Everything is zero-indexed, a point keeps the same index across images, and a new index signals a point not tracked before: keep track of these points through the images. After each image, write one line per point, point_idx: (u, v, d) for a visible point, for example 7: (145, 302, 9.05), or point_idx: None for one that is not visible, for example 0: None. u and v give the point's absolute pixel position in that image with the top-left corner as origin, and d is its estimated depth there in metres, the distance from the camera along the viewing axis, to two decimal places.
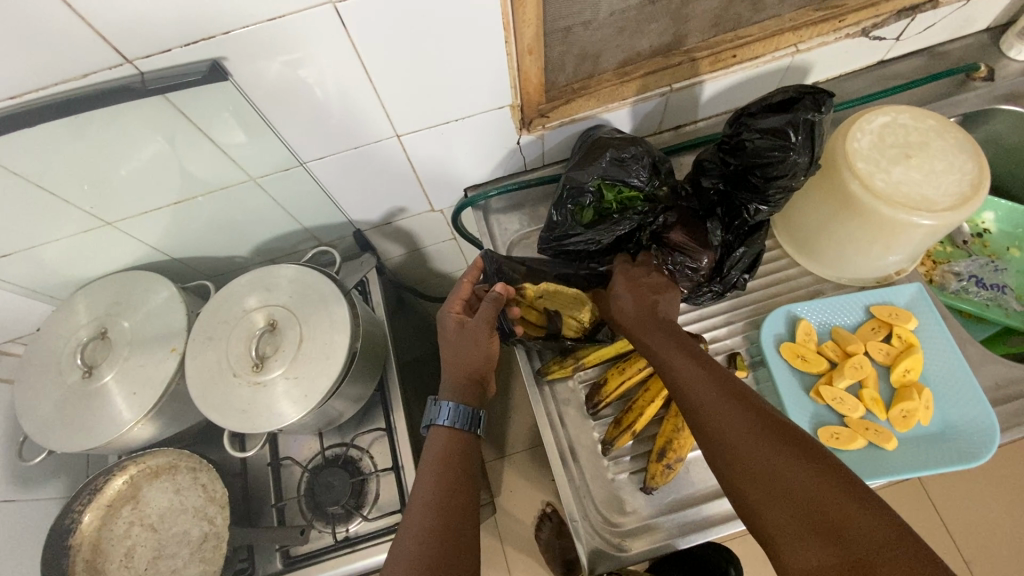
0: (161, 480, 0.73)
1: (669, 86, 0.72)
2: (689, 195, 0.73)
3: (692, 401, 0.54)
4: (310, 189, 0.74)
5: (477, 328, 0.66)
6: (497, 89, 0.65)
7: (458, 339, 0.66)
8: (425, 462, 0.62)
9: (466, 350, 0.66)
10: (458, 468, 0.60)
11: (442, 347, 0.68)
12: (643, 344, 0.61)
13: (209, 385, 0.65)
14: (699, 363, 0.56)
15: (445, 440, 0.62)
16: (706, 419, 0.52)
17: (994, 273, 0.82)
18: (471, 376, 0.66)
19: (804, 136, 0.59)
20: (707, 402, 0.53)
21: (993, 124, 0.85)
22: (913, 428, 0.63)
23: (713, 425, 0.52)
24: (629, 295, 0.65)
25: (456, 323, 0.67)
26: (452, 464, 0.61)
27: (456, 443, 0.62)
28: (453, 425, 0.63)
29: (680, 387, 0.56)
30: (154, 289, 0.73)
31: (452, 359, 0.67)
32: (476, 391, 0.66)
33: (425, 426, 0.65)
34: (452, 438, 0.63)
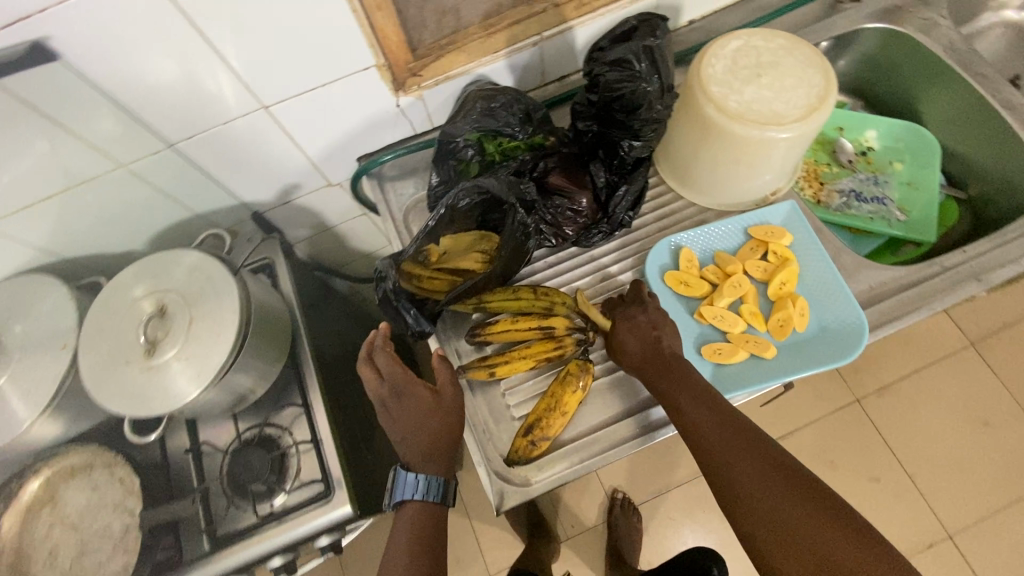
0: (77, 480, 0.73)
1: (539, 34, 0.74)
2: (570, 141, 0.74)
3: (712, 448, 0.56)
4: (193, 171, 0.73)
5: (451, 394, 0.65)
6: (355, 51, 0.65)
7: (433, 415, 0.64)
8: (400, 533, 0.61)
9: (446, 420, 0.64)
10: (430, 544, 0.60)
11: (410, 420, 0.64)
12: (661, 387, 0.60)
13: (102, 375, 0.65)
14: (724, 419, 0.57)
15: (418, 516, 0.61)
16: (739, 479, 0.53)
17: (874, 186, 0.85)
18: (449, 444, 0.64)
19: (647, 64, 0.61)
20: (734, 459, 0.54)
21: (866, 45, 0.88)
22: (791, 335, 0.66)
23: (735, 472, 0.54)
24: (636, 341, 0.63)
25: (431, 392, 0.65)
26: (425, 536, 0.61)
27: (427, 513, 0.62)
28: (427, 500, 0.62)
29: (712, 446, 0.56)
30: (46, 291, 0.72)
31: (421, 432, 0.63)
32: (452, 459, 0.65)
33: (393, 500, 0.62)
34: (423, 510, 0.62)
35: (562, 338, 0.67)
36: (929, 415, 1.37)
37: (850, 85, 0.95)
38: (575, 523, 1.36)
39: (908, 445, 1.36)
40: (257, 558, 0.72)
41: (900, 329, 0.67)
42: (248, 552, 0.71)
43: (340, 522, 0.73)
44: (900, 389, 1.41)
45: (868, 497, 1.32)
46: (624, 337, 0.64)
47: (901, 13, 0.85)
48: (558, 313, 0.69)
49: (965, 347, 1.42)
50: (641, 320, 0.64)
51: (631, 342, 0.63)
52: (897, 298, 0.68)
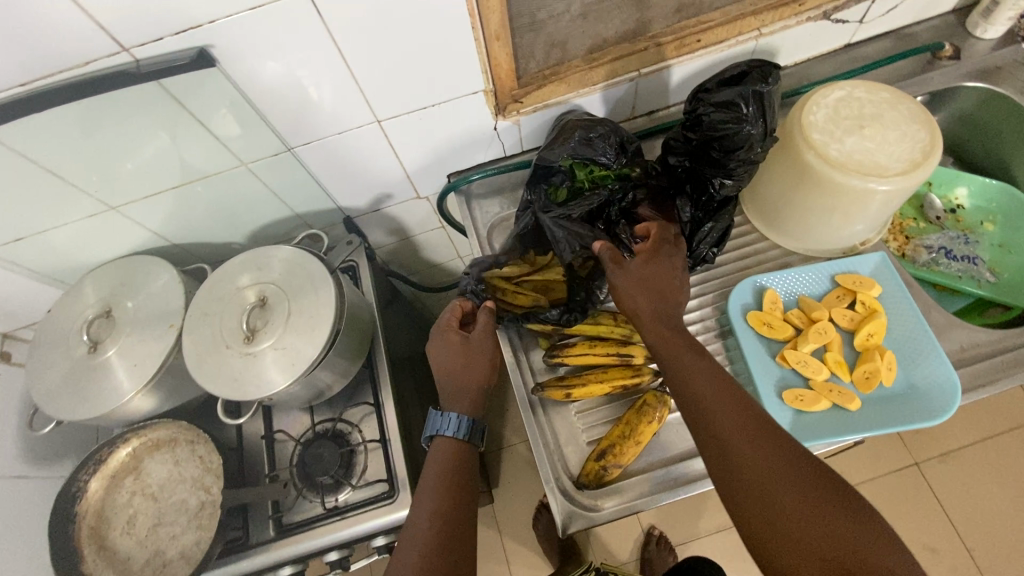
0: (161, 453, 0.77)
1: (637, 71, 0.76)
2: (659, 174, 0.76)
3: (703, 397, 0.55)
4: (300, 174, 0.78)
5: (483, 338, 0.71)
6: (469, 75, 0.69)
7: (461, 354, 0.69)
8: (429, 469, 0.63)
9: (473, 361, 0.69)
10: (457, 479, 0.62)
11: (441, 359, 0.69)
12: (655, 342, 0.61)
13: (203, 357, 0.69)
14: (722, 384, 0.56)
15: (444, 453, 0.64)
16: (737, 445, 0.52)
17: (965, 245, 0.83)
18: (477, 383, 0.68)
19: (755, 107, 0.63)
20: (719, 409, 0.54)
21: (963, 102, 0.87)
22: (877, 389, 0.65)
23: (720, 424, 0.53)
24: (641, 291, 0.64)
25: (462, 337, 0.70)
26: (451, 472, 0.63)
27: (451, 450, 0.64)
28: (456, 437, 0.65)
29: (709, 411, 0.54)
30: (156, 272, 0.78)
31: (453, 371, 0.69)
32: (479, 402, 0.69)
33: (425, 438, 0.66)
34: (452, 451, 0.64)
35: (638, 367, 0.70)
36: (996, 489, 1.30)
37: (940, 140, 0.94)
38: (608, 555, 1.33)
39: (970, 518, 1.28)
40: (319, 549, 0.74)
41: (992, 394, 0.65)
42: (311, 542, 0.74)
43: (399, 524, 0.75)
44: (964, 456, 1.34)
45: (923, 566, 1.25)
46: (626, 281, 0.64)
47: (1002, 73, 0.84)
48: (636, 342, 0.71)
49: None
50: (650, 264, 0.66)
51: (633, 285, 0.64)
52: (990, 361, 0.66)
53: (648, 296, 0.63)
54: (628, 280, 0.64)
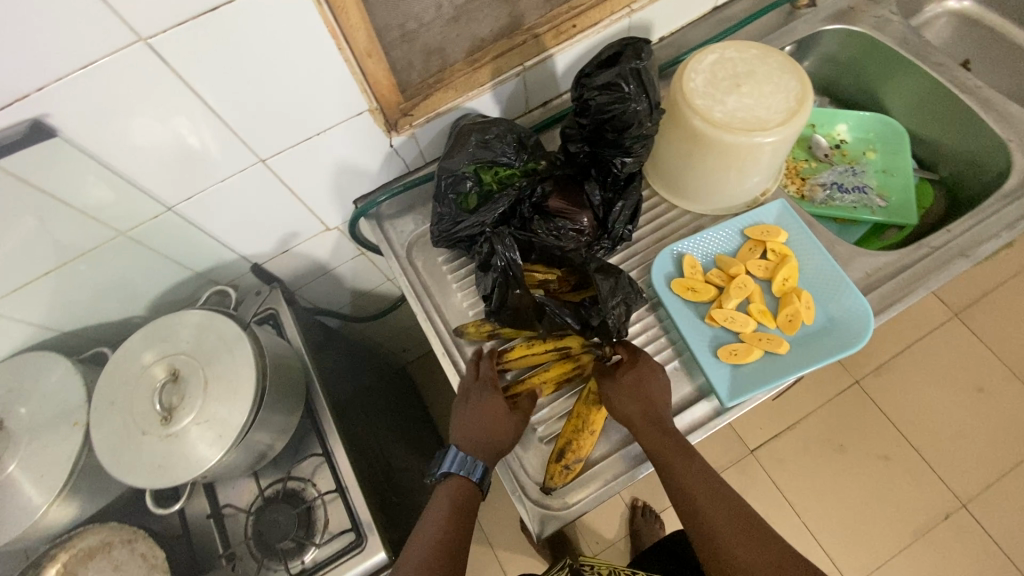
0: (95, 563, 0.67)
1: (521, 64, 0.76)
2: (564, 162, 0.76)
3: (685, 481, 0.60)
4: (191, 230, 0.73)
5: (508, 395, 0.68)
6: (348, 97, 0.66)
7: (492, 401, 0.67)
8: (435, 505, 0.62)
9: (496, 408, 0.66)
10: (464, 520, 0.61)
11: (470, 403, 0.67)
12: (647, 445, 0.62)
13: (119, 450, 0.63)
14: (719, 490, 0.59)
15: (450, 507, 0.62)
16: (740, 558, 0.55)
17: (852, 177, 0.89)
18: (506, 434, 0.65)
19: (635, 85, 0.64)
20: (700, 492, 0.59)
21: (826, 45, 0.93)
22: (801, 329, 0.68)
23: (692, 495, 0.59)
24: (632, 396, 0.63)
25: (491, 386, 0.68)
26: (460, 514, 0.61)
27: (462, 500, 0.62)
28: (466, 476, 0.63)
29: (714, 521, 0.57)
30: (47, 368, 0.71)
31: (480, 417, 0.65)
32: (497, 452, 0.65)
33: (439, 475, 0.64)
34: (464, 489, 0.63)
35: (579, 357, 0.70)
36: (929, 388, 1.41)
37: (817, 84, 1.00)
38: (598, 539, 1.35)
39: (914, 421, 1.38)
40: None
41: (902, 311, 0.70)
42: None
43: (376, 568, 0.72)
44: (897, 366, 1.44)
45: (881, 476, 1.35)
46: (616, 389, 0.64)
47: (855, 13, 0.90)
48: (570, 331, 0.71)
49: (952, 318, 1.46)
50: (635, 373, 0.64)
51: (626, 399, 0.63)
52: (893, 281, 0.70)
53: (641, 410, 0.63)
54: (619, 391, 0.63)
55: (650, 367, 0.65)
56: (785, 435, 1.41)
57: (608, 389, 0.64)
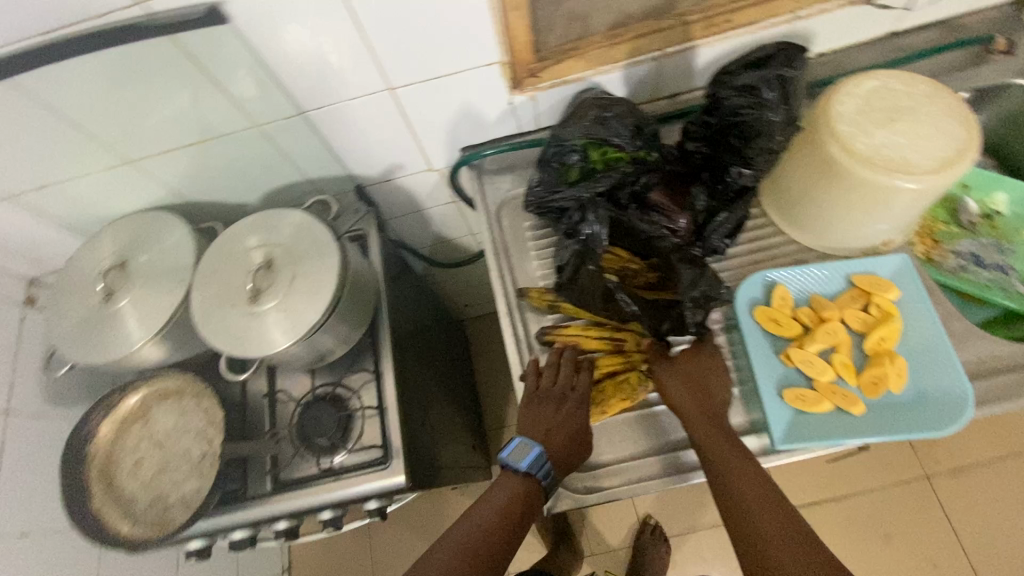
0: (168, 402, 0.80)
1: (661, 50, 0.73)
2: (676, 159, 0.73)
3: (736, 477, 0.58)
4: (313, 138, 0.78)
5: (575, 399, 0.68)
6: (484, 45, 0.67)
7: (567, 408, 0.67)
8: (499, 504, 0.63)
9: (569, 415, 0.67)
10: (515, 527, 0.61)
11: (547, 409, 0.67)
12: (698, 437, 0.61)
13: (210, 313, 0.71)
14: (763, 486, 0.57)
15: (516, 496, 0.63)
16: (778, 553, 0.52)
17: (997, 254, 0.79)
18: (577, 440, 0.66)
19: (776, 93, 0.61)
20: (750, 492, 0.57)
21: (1011, 101, 0.82)
22: (883, 395, 0.63)
23: (742, 495, 0.57)
24: (688, 384, 0.65)
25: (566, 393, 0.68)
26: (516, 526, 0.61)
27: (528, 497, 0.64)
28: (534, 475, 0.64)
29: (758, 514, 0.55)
30: (170, 229, 0.80)
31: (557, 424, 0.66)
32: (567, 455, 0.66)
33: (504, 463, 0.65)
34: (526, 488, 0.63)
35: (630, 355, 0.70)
36: (1011, 511, 1.25)
37: (985, 143, 0.88)
38: (600, 540, 1.35)
39: (981, 538, 1.24)
40: (309, 506, 0.77)
41: (1008, 410, 0.62)
42: (307, 498, 0.77)
43: (392, 489, 0.77)
44: (981, 476, 1.29)
45: None
46: (672, 374, 0.66)
47: None
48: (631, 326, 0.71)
49: None
50: (695, 361, 0.67)
51: (683, 384, 0.65)
52: (1008, 377, 0.63)
53: (695, 395, 0.64)
54: (676, 377, 0.65)
55: (711, 358, 0.67)
56: (826, 505, 1.31)
57: (663, 373, 0.66)
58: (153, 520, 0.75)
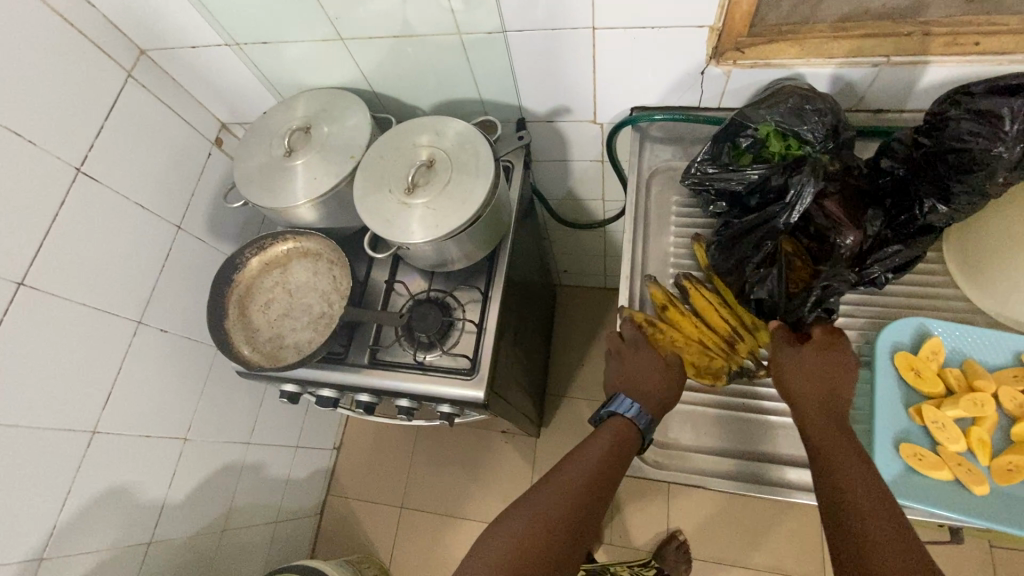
0: (307, 260, 0.90)
1: (887, 57, 0.67)
2: (860, 177, 0.68)
3: (845, 475, 0.53)
4: (500, 60, 0.81)
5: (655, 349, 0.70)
6: (702, 7, 0.65)
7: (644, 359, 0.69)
8: (600, 441, 0.64)
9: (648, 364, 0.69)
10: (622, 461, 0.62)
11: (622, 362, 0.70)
12: (811, 429, 0.58)
13: (369, 192, 0.78)
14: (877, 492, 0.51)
15: (607, 445, 0.63)
16: (875, 558, 0.46)
17: None
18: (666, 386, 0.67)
19: (1019, 128, 0.54)
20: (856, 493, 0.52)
21: None
22: (1016, 486, 0.57)
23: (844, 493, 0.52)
24: (813, 372, 0.61)
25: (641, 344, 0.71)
26: (617, 460, 0.62)
27: (621, 445, 0.64)
28: (631, 420, 0.65)
29: (862, 514, 0.50)
30: (352, 110, 0.87)
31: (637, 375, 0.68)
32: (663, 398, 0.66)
33: (604, 413, 0.67)
34: (626, 432, 0.65)
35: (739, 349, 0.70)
36: None
37: None
38: (623, 533, 1.36)
39: None
40: (394, 389, 0.84)
41: None
42: (394, 380, 0.84)
43: (469, 401, 0.82)
44: None
45: None
46: (795, 358, 0.63)
47: None
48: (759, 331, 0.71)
49: None
50: (825, 353, 0.62)
51: (804, 371, 0.61)
52: None
53: (817, 385, 0.61)
54: (796, 363, 0.62)
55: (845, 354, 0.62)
56: None
57: (785, 358, 0.63)
58: (268, 352, 0.85)
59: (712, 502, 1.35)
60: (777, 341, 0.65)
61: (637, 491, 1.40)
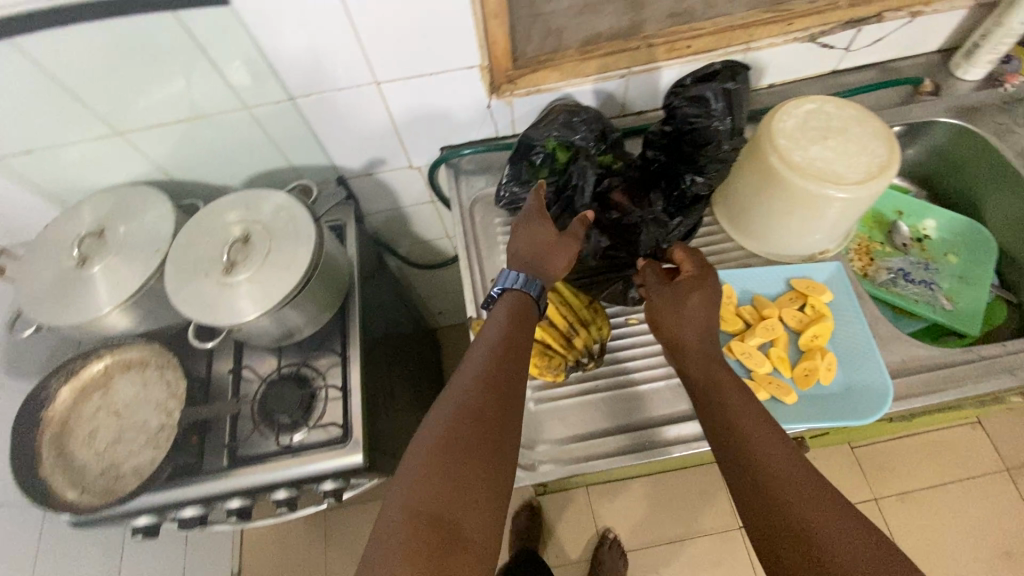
0: (131, 373, 0.81)
1: (627, 69, 0.80)
2: (636, 169, 0.80)
3: (735, 410, 0.58)
4: (298, 126, 0.82)
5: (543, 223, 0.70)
6: (464, 49, 0.73)
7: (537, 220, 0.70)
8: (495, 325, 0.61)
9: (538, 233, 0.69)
10: (521, 334, 0.60)
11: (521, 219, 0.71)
12: (697, 371, 0.63)
13: (183, 281, 0.73)
14: (773, 428, 0.55)
15: (507, 331, 0.60)
16: (781, 489, 0.49)
17: (923, 271, 0.87)
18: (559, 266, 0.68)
19: (722, 104, 0.69)
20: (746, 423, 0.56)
21: (934, 137, 0.91)
22: (814, 387, 0.68)
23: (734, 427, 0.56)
24: (689, 315, 0.66)
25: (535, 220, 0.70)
26: (515, 337, 0.59)
27: (520, 327, 0.61)
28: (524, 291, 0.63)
29: (752, 441, 0.54)
30: (151, 203, 0.82)
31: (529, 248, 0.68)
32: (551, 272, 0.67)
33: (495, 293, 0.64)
34: (522, 301, 0.63)
35: (572, 347, 0.74)
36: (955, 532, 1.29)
37: (915, 174, 0.98)
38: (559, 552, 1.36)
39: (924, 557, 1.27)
40: (265, 483, 0.77)
41: (925, 405, 0.68)
42: (263, 474, 0.76)
43: (349, 469, 0.78)
44: (927, 501, 1.33)
45: None
46: (670, 301, 0.67)
47: (977, 114, 0.88)
48: (592, 327, 0.75)
49: (1003, 472, 1.34)
50: (697, 290, 0.67)
51: (682, 314, 0.66)
52: (926, 375, 0.69)
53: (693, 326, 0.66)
54: (674, 307, 0.67)
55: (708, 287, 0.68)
56: None
57: (661, 302, 0.68)
58: (102, 489, 0.74)
59: (630, 492, 1.40)
60: (650, 284, 0.71)
61: (562, 505, 1.41)
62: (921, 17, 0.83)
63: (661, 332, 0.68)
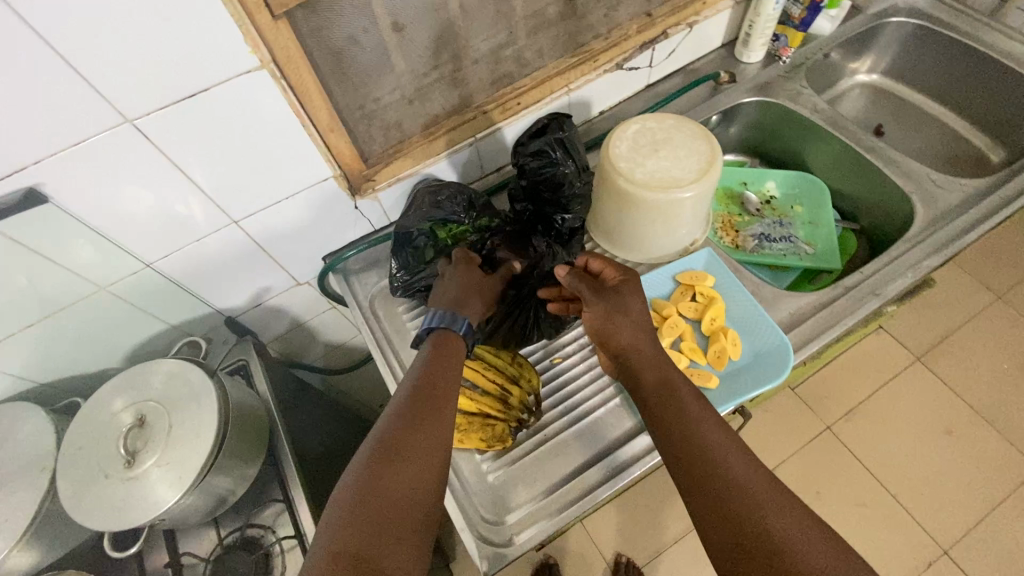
0: None
1: (473, 136, 0.86)
2: (513, 222, 0.84)
3: (696, 420, 0.59)
4: (166, 286, 0.79)
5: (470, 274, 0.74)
6: (312, 166, 0.75)
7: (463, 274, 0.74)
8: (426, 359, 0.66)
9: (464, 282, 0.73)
10: (448, 369, 0.64)
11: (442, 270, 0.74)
12: (649, 379, 0.64)
13: (83, 492, 0.66)
14: (731, 438, 0.58)
15: (434, 364, 0.64)
16: (754, 505, 0.51)
17: (782, 228, 0.97)
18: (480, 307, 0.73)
19: (560, 151, 0.78)
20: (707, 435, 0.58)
21: (747, 114, 1.05)
22: (728, 364, 0.74)
23: (695, 438, 0.57)
24: (632, 323, 0.67)
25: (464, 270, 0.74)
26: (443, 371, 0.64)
27: (446, 362, 0.65)
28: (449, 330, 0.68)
29: (719, 453, 0.56)
30: (22, 418, 0.76)
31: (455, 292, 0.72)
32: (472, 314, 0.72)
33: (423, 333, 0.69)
34: (445, 339, 0.67)
35: (510, 407, 0.75)
36: (903, 430, 1.42)
37: (745, 146, 1.11)
38: None
39: (887, 463, 1.38)
40: None
41: (822, 346, 0.75)
42: None
43: None
44: (870, 412, 1.45)
45: (864, 524, 1.32)
46: (613, 307, 0.68)
47: (771, 87, 1.03)
48: (523, 382, 0.77)
49: (917, 363, 1.50)
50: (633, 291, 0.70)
51: (631, 319, 0.67)
52: (812, 320, 0.77)
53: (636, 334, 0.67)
54: (621, 315, 0.67)
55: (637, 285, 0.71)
56: None
57: (605, 310, 0.68)
58: None
59: (626, 510, 1.40)
60: (586, 295, 0.70)
61: (566, 550, 1.37)
62: (697, 25, 0.96)
63: (614, 339, 0.67)
